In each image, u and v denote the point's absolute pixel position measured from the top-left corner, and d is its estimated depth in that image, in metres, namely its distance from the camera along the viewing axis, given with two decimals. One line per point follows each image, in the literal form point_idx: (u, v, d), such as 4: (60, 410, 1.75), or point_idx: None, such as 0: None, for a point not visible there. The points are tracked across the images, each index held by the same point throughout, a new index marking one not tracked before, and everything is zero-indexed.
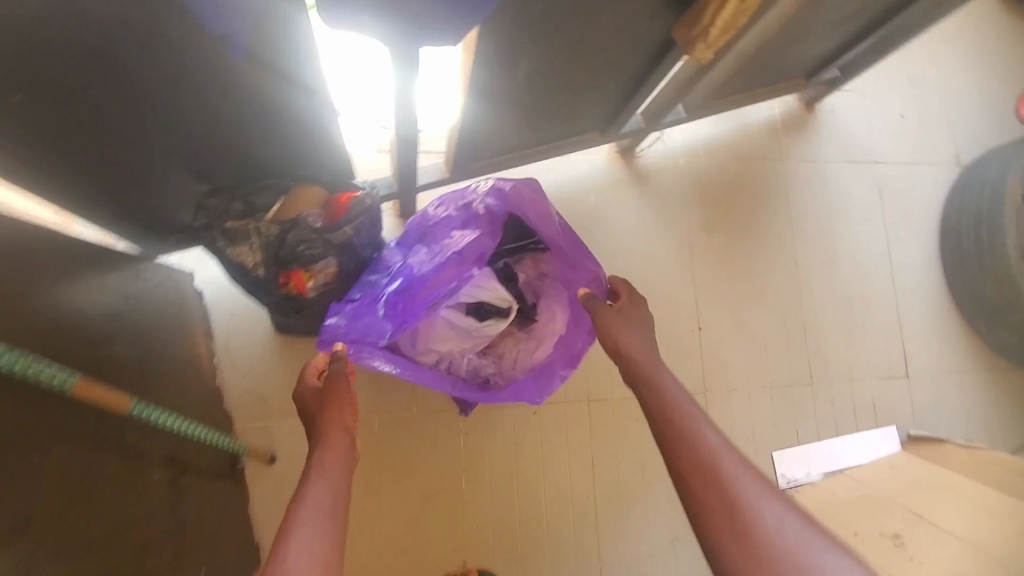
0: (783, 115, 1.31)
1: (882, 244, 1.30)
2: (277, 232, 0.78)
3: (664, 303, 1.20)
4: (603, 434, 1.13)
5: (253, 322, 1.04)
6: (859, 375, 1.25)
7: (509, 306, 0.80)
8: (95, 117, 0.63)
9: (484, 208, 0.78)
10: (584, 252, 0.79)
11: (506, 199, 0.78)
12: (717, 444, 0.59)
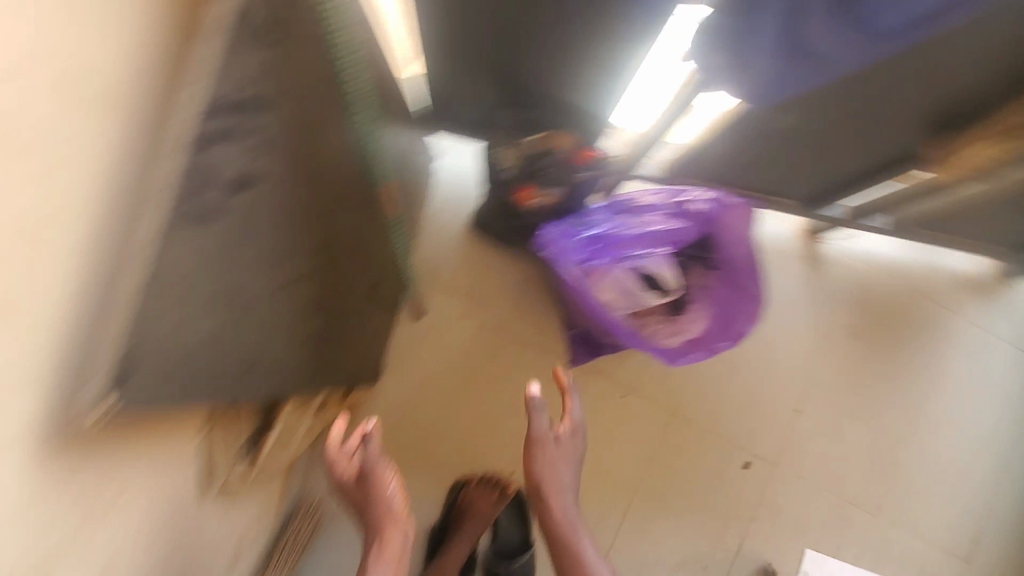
0: (975, 274, 1.34)
1: (1007, 434, 1.30)
2: (536, 153, 0.99)
3: (777, 374, 1.29)
4: (668, 446, 1.27)
5: (459, 212, 1.28)
6: (923, 535, 1.26)
7: (674, 288, 0.96)
8: (495, 19, 0.84)
9: (699, 208, 0.92)
10: (756, 280, 0.91)
11: (720, 208, 0.91)
12: (594, 562, 0.91)
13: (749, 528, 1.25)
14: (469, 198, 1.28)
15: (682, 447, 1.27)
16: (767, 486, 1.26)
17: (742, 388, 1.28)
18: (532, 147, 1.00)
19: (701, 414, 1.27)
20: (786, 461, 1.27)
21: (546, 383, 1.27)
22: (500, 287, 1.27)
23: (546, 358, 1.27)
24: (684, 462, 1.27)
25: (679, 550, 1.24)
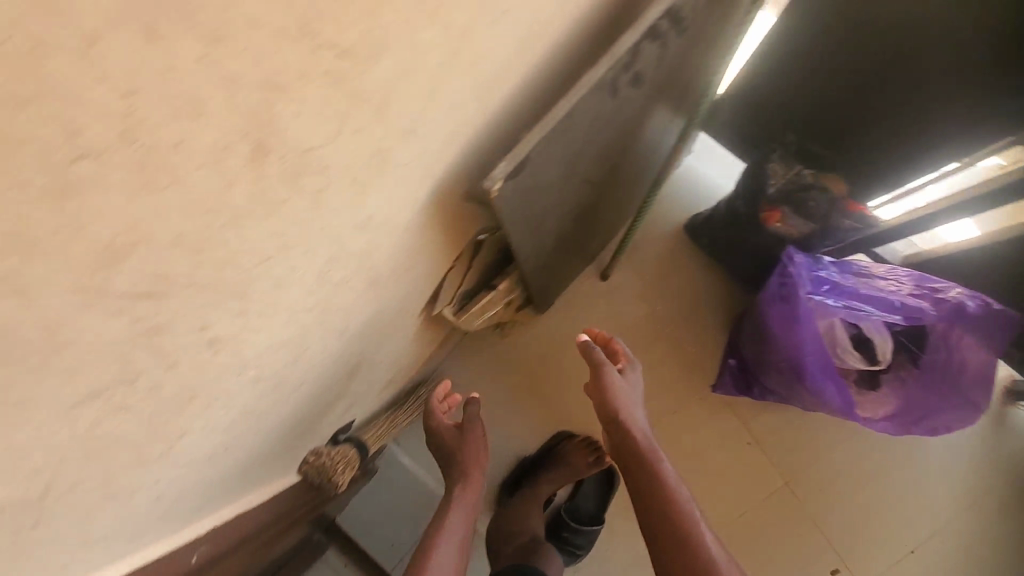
0: None
1: None
2: (812, 182, 1.02)
3: (907, 503, 1.24)
4: (767, 510, 1.24)
5: (683, 211, 1.34)
6: None
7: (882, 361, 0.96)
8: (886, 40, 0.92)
9: (959, 302, 0.90)
10: (969, 391, 0.93)
11: (980, 313, 0.89)
12: (684, 495, 0.80)
13: None
14: (700, 202, 1.34)
15: (783, 524, 1.23)
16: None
17: (867, 500, 1.24)
18: (810, 177, 1.03)
19: (815, 502, 1.24)
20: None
21: (684, 392, 1.29)
22: (688, 290, 1.32)
23: (697, 372, 1.29)
24: (774, 535, 1.23)
25: None
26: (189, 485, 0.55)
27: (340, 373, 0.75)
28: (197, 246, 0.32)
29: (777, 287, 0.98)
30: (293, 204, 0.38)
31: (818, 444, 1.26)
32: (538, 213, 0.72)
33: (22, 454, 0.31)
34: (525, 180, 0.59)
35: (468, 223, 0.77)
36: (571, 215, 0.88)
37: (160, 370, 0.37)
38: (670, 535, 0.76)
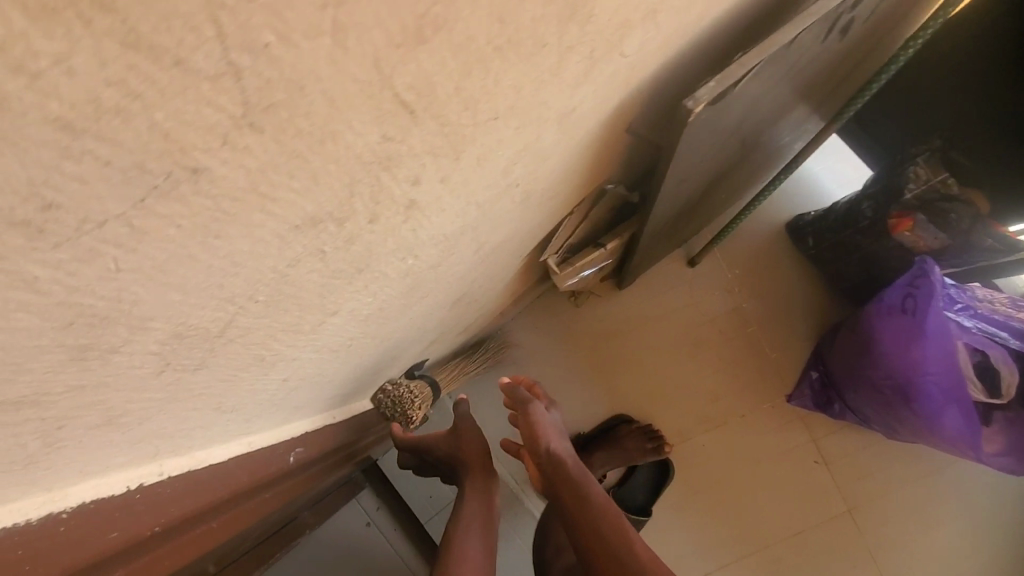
0: None
1: None
2: (957, 191, 0.93)
3: (981, 559, 1.16)
4: (823, 535, 1.18)
5: (789, 209, 1.27)
6: None
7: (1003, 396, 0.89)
8: None
9: None
10: None
11: None
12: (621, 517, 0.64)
13: None
14: (807, 203, 1.27)
15: (840, 552, 1.17)
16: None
17: (936, 544, 1.17)
18: (951, 185, 0.94)
19: (880, 536, 1.17)
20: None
21: (755, 397, 1.23)
22: (778, 292, 1.25)
23: (774, 378, 1.23)
24: (826, 561, 1.17)
25: None
26: (311, 374, 0.50)
27: (450, 300, 0.70)
28: (474, 62, 0.27)
29: (907, 299, 0.91)
30: (548, 56, 0.33)
31: (894, 476, 1.18)
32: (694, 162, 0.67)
33: (239, 267, 0.27)
34: (718, 112, 0.54)
35: (610, 164, 0.71)
36: (707, 179, 0.82)
37: (367, 218, 0.33)
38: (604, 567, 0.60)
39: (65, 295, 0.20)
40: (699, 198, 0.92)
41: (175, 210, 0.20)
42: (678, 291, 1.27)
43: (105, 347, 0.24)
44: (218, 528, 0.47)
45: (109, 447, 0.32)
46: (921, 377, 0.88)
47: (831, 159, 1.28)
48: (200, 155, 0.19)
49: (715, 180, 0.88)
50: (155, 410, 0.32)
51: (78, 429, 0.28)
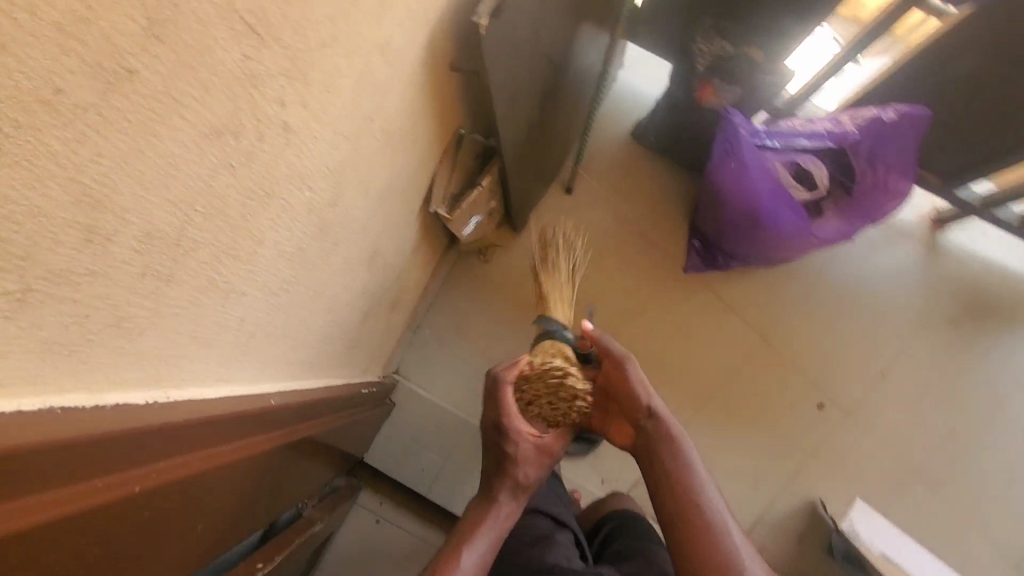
0: None
1: None
2: (732, 51, 1.19)
3: (875, 335, 1.47)
4: (754, 367, 1.45)
5: (627, 116, 1.49)
6: (982, 531, 1.41)
7: (822, 187, 1.15)
8: None
9: (875, 115, 1.10)
10: (888, 197, 1.14)
11: (895, 118, 1.09)
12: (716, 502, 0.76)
13: (810, 463, 1.42)
14: (638, 110, 1.49)
15: (768, 373, 1.45)
16: (837, 430, 1.44)
17: (837, 339, 1.46)
18: (728, 50, 1.20)
19: (791, 347, 1.45)
20: (862, 415, 1.44)
21: (659, 279, 1.44)
22: (645, 186, 1.46)
23: (668, 258, 1.44)
24: (759, 388, 1.44)
25: (738, 462, 1.42)
26: (263, 323, 0.61)
27: (365, 257, 0.83)
28: None
29: (725, 145, 1.16)
30: None
31: (783, 297, 1.46)
32: (511, 79, 0.84)
33: (175, 172, 0.38)
34: (505, 25, 0.70)
35: (451, 107, 0.87)
36: (536, 99, 0.99)
37: (256, 137, 0.45)
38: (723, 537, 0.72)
39: (71, 174, 0.31)
40: (546, 123, 1.11)
41: (121, 104, 0.31)
42: (563, 215, 1.45)
43: (103, 234, 0.35)
44: (230, 452, 0.60)
45: (122, 358, 0.42)
46: (767, 196, 1.13)
47: (643, 67, 1.51)
48: (128, 58, 0.30)
49: (547, 103, 1.06)
50: (148, 324, 0.43)
51: (98, 326, 0.38)
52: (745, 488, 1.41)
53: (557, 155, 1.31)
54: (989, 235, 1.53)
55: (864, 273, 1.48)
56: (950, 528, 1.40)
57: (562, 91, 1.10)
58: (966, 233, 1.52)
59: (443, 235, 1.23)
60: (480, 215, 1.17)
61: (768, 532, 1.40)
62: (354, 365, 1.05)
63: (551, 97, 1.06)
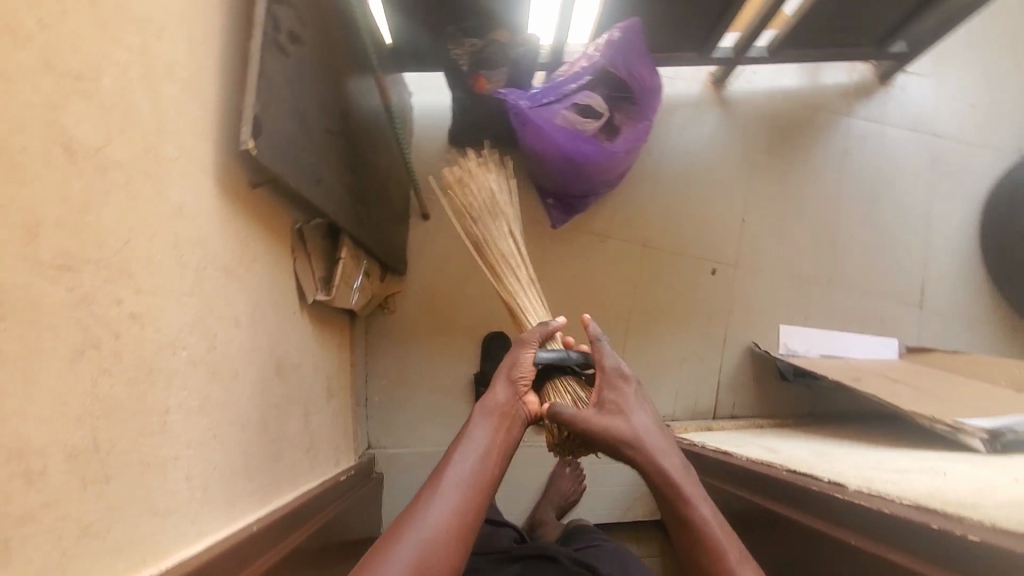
0: (856, 82, 1.80)
1: (919, 204, 1.74)
2: (481, 44, 1.38)
3: (722, 194, 1.70)
4: (648, 271, 1.63)
5: (437, 132, 1.64)
6: (875, 292, 1.68)
7: (603, 112, 1.37)
8: None
9: (608, 38, 1.35)
10: (652, 95, 1.43)
11: (622, 33, 1.36)
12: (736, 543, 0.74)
13: (731, 319, 1.64)
14: (442, 122, 1.64)
15: (661, 269, 1.64)
16: (735, 281, 1.66)
17: (697, 213, 1.68)
18: (477, 44, 1.38)
19: (666, 239, 1.66)
20: (746, 259, 1.67)
21: (536, 247, 1.61)
22: None
23: (534, 226, 1.61)
24: (660, 285, 1.63)
25: (679, 350, 1.60)
26: (209, 471, 0.70)
27: (272, 371, 0.92)
28: (76, 228, 0.50)
29: (516, 116, 1.35)
30: (121, 196, 0.57)
31: (638, 204, 1.66)
32: (307, 170, 0.95)
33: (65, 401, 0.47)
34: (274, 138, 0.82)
35: (273, 214, 0.97)
36: (341, 168, 1.12)
37: (115, 339, 0.54)
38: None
39: None
40: (366, 180, 1.25)
41: None
42: (430, 239, 1.58)
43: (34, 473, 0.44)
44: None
45: (103, 555, 0.51)
46: (566, 142, 1.35)
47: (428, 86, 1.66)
48: None
49: (356, 165, 1.19)
50: (110, 520, 0.52)
51: (70, 540, 0.47)
52: (696, 367, 1.60)
53: (397, 196, 1.46)
54: (760, 71, 1.78)
55: (685, 153, 1.70)
56: (852, 304, 1.67)
57: (364, 148, 1.24)
58: (744, 79, 1.77)
59: (338, 312, 1.33)
60: (357, 279, 1.28)
61: (728, 389, 1.60)
62: (321, 461, 1.14)
63: (356, 159, 1.19)
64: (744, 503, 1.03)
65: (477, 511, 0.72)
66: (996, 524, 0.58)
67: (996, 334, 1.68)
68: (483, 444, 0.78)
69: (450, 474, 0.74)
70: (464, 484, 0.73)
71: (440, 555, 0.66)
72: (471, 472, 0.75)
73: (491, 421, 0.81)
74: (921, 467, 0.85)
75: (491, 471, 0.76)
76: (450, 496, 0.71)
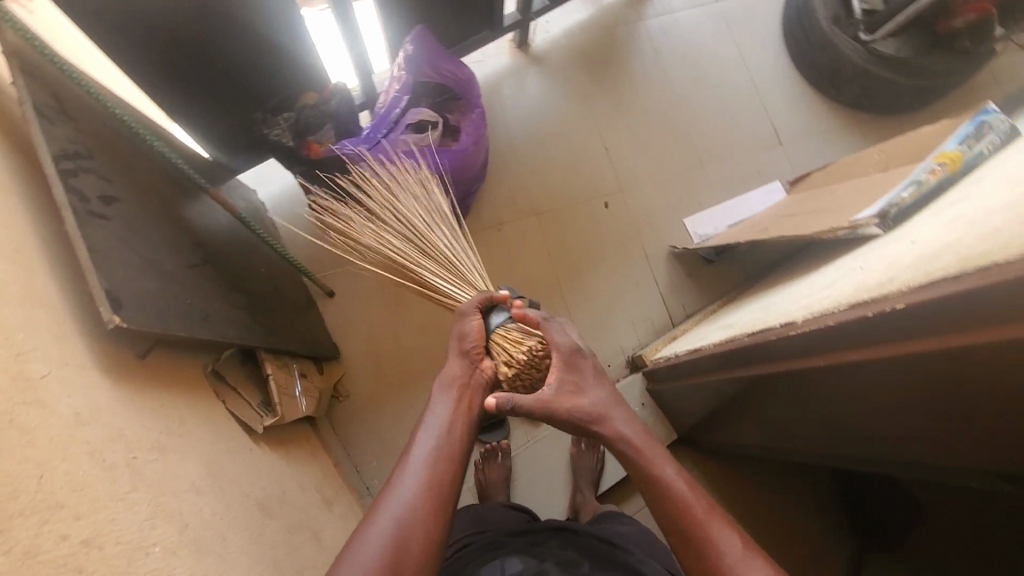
0: None
1: (738, 61, 1.90)
2: (295, 114, 1.41)
3: (577, 137, 1.80)
4: (552, 233, 1.70)
5: (302, 213, 1.63)
6: (743, 151, 1.82)
7: (436, 120, 1.41)
8: (195, 47, 1.20)
9: (405, 54, 1.38)
10: (472, 84, 1.50)
11: (415, 44, 1.40)
12: (730, 551, 0.68)
13: (641, 236, 1.73)
14: (300, 201, 1.64)
15: (562, 226, 1.71)
16: (627, 203, 1.75)
17: (565, 163, 1.77)
18: (291, 116, 1.41)
19: (553, 200, 1.73)
20: (626, 180, 1.77)
21: None
22: None
23: None
24: (568, 240, 1.70)
25: (614, 285, 1.67)
26: None
27: (258, 512, 0.89)
28: None
29: (361, 164, 1.34)
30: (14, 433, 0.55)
31: (513, 184, 1.74)
32: (188, 313, 0.92)
33: None
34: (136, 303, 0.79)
35: (179, 369, 0.93)
36: (222, 292, 1.09)
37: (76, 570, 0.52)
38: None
39: None
40: (253, 290, 1.23)
41: None
42: (345, 311, 1.57)
43: None
44: None
45: None
46: (418, 163, 1.35)
47: (270, 176, 1.65)
48: None
49: (237, 282, 1.17)
50: None
51: None
52: (637, 292, 1.67)
53: (293, 289, 1.44)
54: (551, 19, 1.89)
55: (528, 119, 1.79)
56: (730, 171, 1.80)
57: (237, 263, 1.22)
58: (541, 31, 1.87)
59: (295, 424, 1.29)
60: (296, 386, 1.25)
61: (673, 296, 1.68)
62: None
63: (234, 278, 1.17)
64: (729, 381, 1.10)
65: (446, 481, 0.72)
66: (909, 285, 0.67)
67: (854, 134, 1.84)
68: (445, 419, 0.78)
69: (415, 454, 0.73)
70: (429, 458, 0.73)
71: (413, 531, 0.66)
72: (438, 446, 0.75)
73: (449, 396, 0.82)
74: (844, 272, 0.94)
75: (457, 445, 0.76)
76: (416, 473, 0.71)
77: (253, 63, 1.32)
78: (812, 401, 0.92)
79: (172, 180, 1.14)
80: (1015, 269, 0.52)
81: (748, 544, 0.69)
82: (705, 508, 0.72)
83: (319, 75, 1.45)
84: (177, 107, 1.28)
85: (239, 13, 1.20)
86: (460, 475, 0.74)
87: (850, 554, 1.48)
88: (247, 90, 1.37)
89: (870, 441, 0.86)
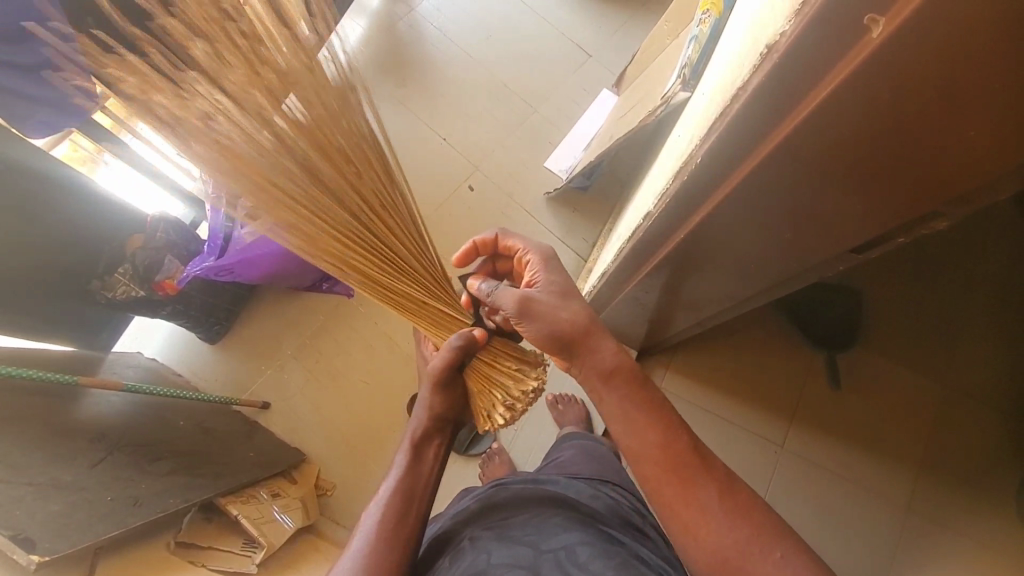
0: None
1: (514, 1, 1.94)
2: (131, 265, 1.34)
3: (413, 142, 1.80)
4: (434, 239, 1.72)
5: (196, 347, 1.57)
6: (561, 77, 1.87)
7: None
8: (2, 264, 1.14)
9: None
10: None
11: None
12: (710, 495, 0.67)
13: (515, 198, 1.76)
14: (189, 337, 1.58)
15: (440, 228, 1.73)
16: (488, 177, 1.78)
17: (414, 170, 1.78)
18: (128, 268, 1.35)
19: (422, 210, 1.74)
20: (474, 157, 1.79)
21: (357, 317, 1.57)
22: (269, 331, 1.57)
23: (337, 309, 1.58)
24: (453, 237, 1.72)
25: None
26: None
27: None
28: None
29: (219, 274, 1.35)
30: None
31: None
32: (106, 516, 0.89)
33: None
34: (50, 538, 0.77)
35: (134, 564, 0.91)
36: (144, 470, 1.05)
37: None
38: (699, 536, 0.66)
39: None
40: (180, 447, 1.19)
41: None
42: (284, 413, 1.52)
43: None
44: None
45: None
46: (267, 246, 1.32)
47: (147, 330, 1.59)
48: None
49: (158, 450, 1.14)
50: None
51: None
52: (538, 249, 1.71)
53: (225, 419, 1.39)
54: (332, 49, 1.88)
55: None
56: (559, 99, 1.85)
57: (152, 432, 1.18)
58: None
59: (295, 542, 1.27)
60: (274, 510, 1.23)
61: (571, 235, 1.73)
62: None
63: (155, 447, 1.14)
64: (639, 287, 1.15)
65: (395, 544, 0.75)
66: (702, 138, 0.73)
67: (644, 14, 1.93)
68: (411, 476, 0.80)
69: (374, 508, 0.77)
70: (379, 525, 0.75)
71: None
72: (389, 507, 0.77)
73: (418, 446, 0.82)
74: (673, 145, 0.99)
75: (406, 512, 0.77)
76: (363, 542, 0.74)
77: (66, 241, 1.26)
78: (703, 269, 0.97)
79: (41, 394, 1.06)
80: (749, 94, 0.58)
81: (727, 486, 0.68)
82: (690, 454, 0.69)
83: (132, 215, 1.40)
84: (14, 322, 1.22)
85: (26, 209, 1.15)
86: (416, 527, 0.77)
87: (828, 366, 1.57)
88: (70, 268, 1.29)
89: (762, 278, 0.93)
